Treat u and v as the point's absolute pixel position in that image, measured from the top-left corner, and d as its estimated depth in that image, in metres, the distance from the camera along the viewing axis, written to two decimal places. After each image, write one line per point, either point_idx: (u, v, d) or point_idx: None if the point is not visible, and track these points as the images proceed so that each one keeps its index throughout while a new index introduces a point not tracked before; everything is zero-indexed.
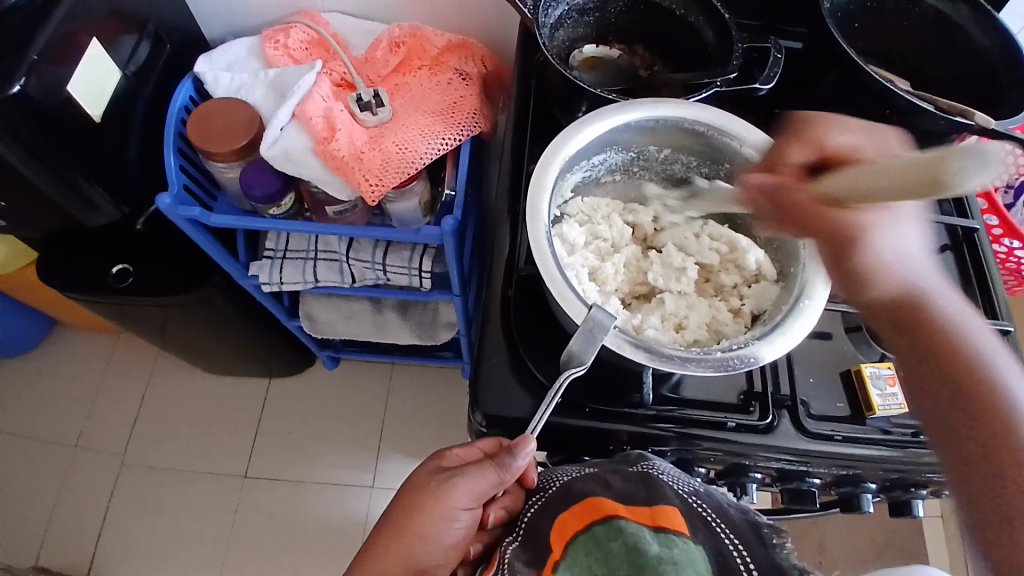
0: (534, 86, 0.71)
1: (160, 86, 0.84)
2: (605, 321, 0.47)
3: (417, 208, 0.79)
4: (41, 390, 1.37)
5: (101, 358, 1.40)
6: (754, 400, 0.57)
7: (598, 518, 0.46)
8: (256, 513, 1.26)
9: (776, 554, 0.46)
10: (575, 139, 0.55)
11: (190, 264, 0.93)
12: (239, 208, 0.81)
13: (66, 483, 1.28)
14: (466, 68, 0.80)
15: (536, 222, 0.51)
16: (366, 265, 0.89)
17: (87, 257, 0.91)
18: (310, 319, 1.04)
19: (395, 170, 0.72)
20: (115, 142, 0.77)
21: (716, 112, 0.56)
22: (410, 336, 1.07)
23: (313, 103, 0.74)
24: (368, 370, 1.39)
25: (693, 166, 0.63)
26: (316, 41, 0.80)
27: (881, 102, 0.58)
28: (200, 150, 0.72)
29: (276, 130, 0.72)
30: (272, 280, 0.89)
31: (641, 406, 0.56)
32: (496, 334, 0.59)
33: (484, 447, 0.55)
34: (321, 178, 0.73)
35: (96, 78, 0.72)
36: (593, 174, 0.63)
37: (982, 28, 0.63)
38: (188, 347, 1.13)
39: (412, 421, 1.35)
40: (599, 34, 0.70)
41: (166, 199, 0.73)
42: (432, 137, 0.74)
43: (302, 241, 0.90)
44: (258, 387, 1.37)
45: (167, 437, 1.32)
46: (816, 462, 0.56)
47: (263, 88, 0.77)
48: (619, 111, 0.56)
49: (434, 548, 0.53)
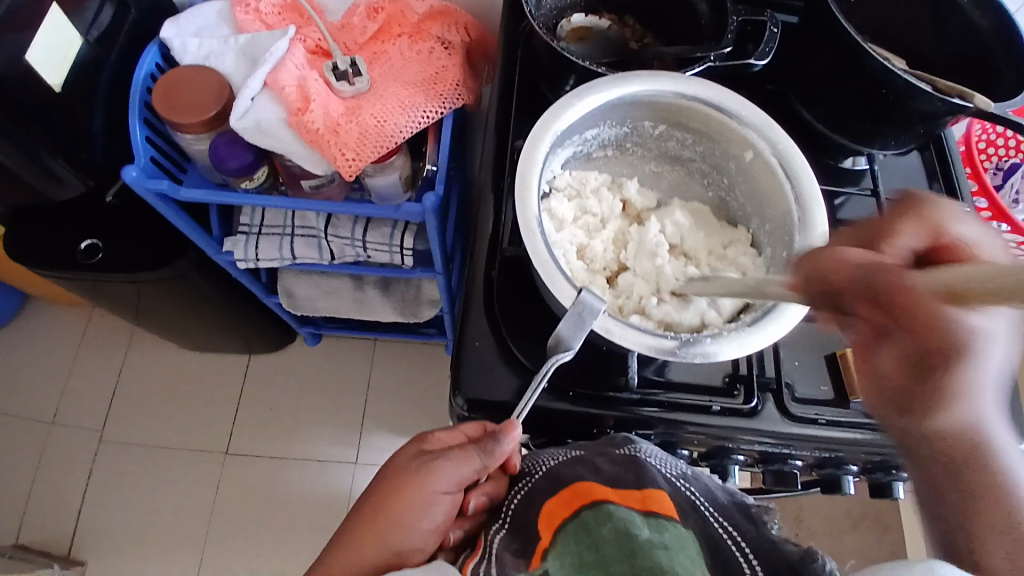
0: (520, 58, 0.68)
1: (125, 51, 0.79)
2: (594, 303, 0.45)
3: (397, 183, 0.76)
4: (13, 367, 1.33)
5: (75, 334, 1.36)
6: (738, 383, 0.57)
7: (587, 503, 0.45)
8: (238, 489, 1.25)
9: (767, 531, 0.44)
10: (566, 113, 0.53)
11: (163, 240, 0.89)
12: (211, 181, 0.78)
13: (42, 460, 1.26)
14: (449, 37, 0.77)
15: (525, 199, 0.49)
16: (345, 241, 0.87)
17: (53, 232, 0.87)
18: (289, 295, 1.02)
19: (374, 144, 0.69)
20: (78, 111, 0.73)
21: (713, 89, 0.54)
22: (392, 313, 1.05)
23: (287, 71, 0.70)
24: (350, 346, 1.37)
25: (688, 144, 0.60)
26: (289, 6, 0.76)
27: (877, 82, 0.56)
28: (168, 120, 0.68)
29: (248, 100, 0.69)
30: (247, 256, 0.86)
31: (626, 390, 0.55)
32: (479, 316, 0.58)
33: (469, 432, 0.55)
34: (294, 151, 0.70)
35: (56, 43, 0.67)
36: (585, 149, 0.61)
37: (981, 7, 0.61)
38: (164, 323, 1.09)
39: (395, 398, 1.34)
40: (589, 3, 0.67)
41: (133, 172, 0.69)
42: (413, 110, 0.71)
43: (278, 217, 0.87)
44: (238, 363, 1.35)
45: (146, 414, 1.30)
46: (800, 445, 0.56)
47: (234, 55, 0.73)
48: (613, 85, 0.54)
49: (413, 532, 0.51)
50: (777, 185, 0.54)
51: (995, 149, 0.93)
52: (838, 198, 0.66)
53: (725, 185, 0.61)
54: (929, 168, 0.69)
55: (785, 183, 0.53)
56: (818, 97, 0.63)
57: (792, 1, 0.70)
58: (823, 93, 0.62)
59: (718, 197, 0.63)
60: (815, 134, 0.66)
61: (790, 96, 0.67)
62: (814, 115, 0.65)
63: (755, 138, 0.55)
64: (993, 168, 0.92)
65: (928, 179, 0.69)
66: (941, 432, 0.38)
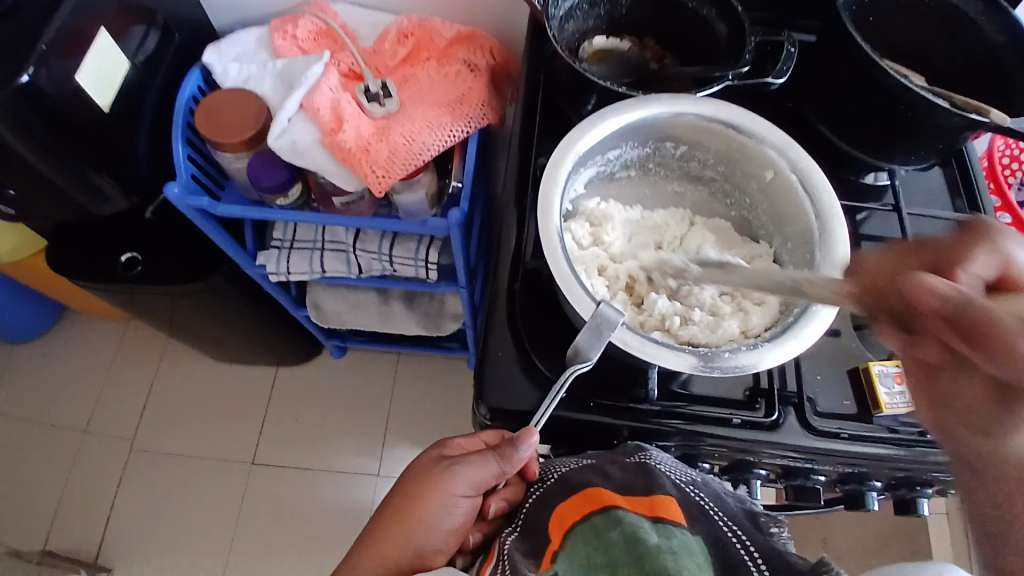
0: (542, 79, 0.70)
1: (169, 76, 0.84)
2: (612, 317, 0.47)
3: (424, 200, 0.79)
4: (52, 377, 1.38)
5: (111, 345, 1.41)
6: (759, 397, 0.57)
7: (596, 509, 0.46)
8: (262, 499, 1.28)
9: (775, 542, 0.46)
10: (588, 135, 0.54)
11: (199, 254, 0.93)
12: (247, 198, 0.81)
13: (77, 467, 1.30)
14: (475, 59, 0.80)
15: (548, 214, 0.51)
16: (373, 255, 0.89)
17: (96, 246, 0.92)
18: (317, 309, 1.05)
19: (403, 162, 0.72)
20: (123, 132, 0.77)
21: (734, 110, 0.56)
22: (416, 326, 1.07)
23: (321, 94, 0.74)
24: (375, 359, 1.40)
25: (709, 164, 0.62)
26: (324, 33, 0.80)
27: (893, 97, 0.57)
28: (210, 140, 0.72)
29: (285, 121, 0.72)
30: (279, 269, 0.90)
31: (646, 401, 0.56)
32: (503, 328, 0.59)
33: (487, 439, 0.58)
34: (328, 169, 0.73)
35: (105, 68, 0.72)
36: (608, 168, 0.62)
37: (996, 23, 0.62)
38: (197, 335, 1.14)
39: (418, 411, 1.35)
40: (609, 26, 0.69)
41: (176, 189, 0.73)
42: (440, 129, 0.74)
43: (309, 232, 0.90)
44: (265, 375, 1.38)
45: (176, 423, 1.34)
46: (823, 460, 0.56)
47: (271, 79, 0.77)
48: (635, 107, 0.56)
49: (434, 533, 0.54)
50: (798, 205, 0.55)
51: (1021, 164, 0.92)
52: (860, 214, 0.66)
53: (747, 205, 0.63)
54: (950, 184, 0.70)
55: (805, 202, 0.54)
56: (836, 114, 0.64)
57: (809, 21, 0.71)
58: (840, 110, 0.63)
59: (740, 216, 0.64)
60: (834, 150, 0.67)
61: (809, 114, 0.68)
62: (832, 131, 0.66)
63: (776, 157, 0.56)
64: (1017, 183, 0.92)
65: (951, 195, 0.69)
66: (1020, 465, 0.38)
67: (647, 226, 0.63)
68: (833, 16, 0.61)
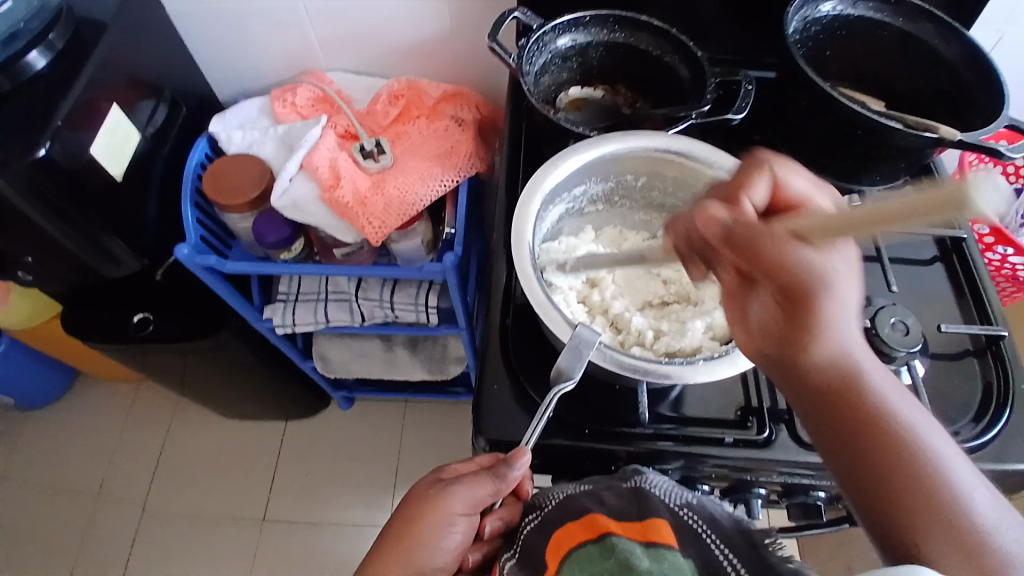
0: (524, 128, 0.75)
1: (177, 145, 0.89)
2: (590, 336, 0.50)
3: (420, 247, 0.83)
4: (64, 443, 1.40)
5: (122, 409, 1.43)
6: (750, 415, 0.59)
7: (592, 536, 0.47)
8: (274, 555, 1.27)
9: (765, 556, 0.47)
10: (554, 173, 0.58)
11: (207, 310, 0.97)
12: (253, 255, 0.86)
13: (89, 533, 1.30)
14: (462, 114, 0.85)
15: (521, 251, 0.54)
16: (374, 302, 0.93)
17: (110, 308, 0.96)
18: (323, 360, 1.07)
19: (398, 213, 0.77)
20: (133, 198, 0.82)
21: (683, 140, 0.60)
22: (421, 372, 1.09)
23: (320, 153, 0.79)
24: (382, 408, 1.41)
25: (669, 191, 0.65)
26: (321, 99, 0.86)
27: (849, 122, 0.62)
28: (216, 203, 0.77)
29: (286, 180, 0.77)
30: (285, 322, 0.93)
31: (638, 425, 0.58)
32: (497, 362, 0.62)
33: (482, 462, 0.58)
34: (327, 224, 0.78)
35: (116, 141, 0.77)
36: (576, 205, 0.66)
37: (950, 41, 0.67)
38: (208, 392, 1.16)
39: (427, 458, 1.36)
40: (584, 76, 0.74)
41: (185, 250, 0.77)
42: (431, 179, 0.79)
43: (313, 284, 0.94)
44: (274, 430, 1.40)
45: (186, 482, 1.35)
46: (822, 474, 0.57)
47: (273, 143, 0.82)
48: (594, 145, 0.59)
49: (434, 552, 0.55)
50: None
51: (995, 175, 0.96)
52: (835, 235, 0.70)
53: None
54: None
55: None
56: (799, 141, 0.69)
57: (768, 59, 0.77)
58: (803, 137, 0.68)
59: None
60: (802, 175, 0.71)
61: (775, 145, 0.72)
62: (798, 158, 0.70)
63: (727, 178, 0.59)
64: None
65: None
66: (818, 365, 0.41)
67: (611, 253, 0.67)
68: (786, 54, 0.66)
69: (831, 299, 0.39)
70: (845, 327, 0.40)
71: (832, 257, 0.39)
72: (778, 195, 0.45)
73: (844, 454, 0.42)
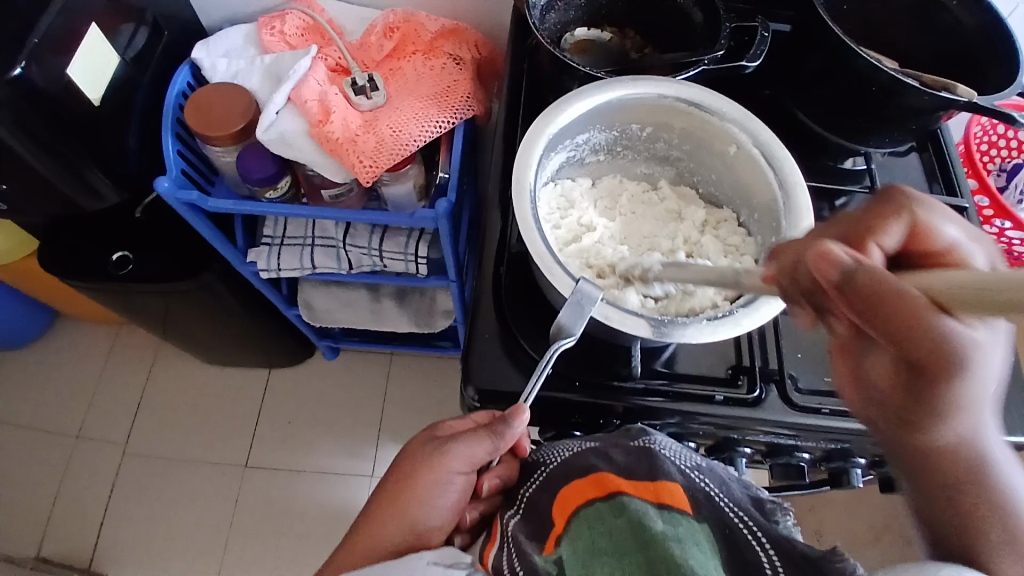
0: (526, 70, 0.72)
1: (158, 74, 0.85)
2: (593, 292, 0.48)
3: (412, 192, 0.80)
4: (42, 383, 1.38)
5: (103, 350, 1.41)
6: (741, 374, 0.58)
7: (602, 495, 0.44)
8: (255, 500, 1.27)
9: (780, 523, 0.44)
10: (559, 117, 0.55)
11: (190, 251, 0.94)
12: (237, 193, 0.82)
13: (68, 473, 1.29)
14: (460, 53, 0.81)
15: (522, 196, 0.52)
16: (362, 250, 0.90)
17: (88, 245, 0.92)
18: (308, 308, 1.05)
19: (390, 152, 0.73)
20: (113, 127, 0.78)
21: (695, 88, 0.57)
22: (408, 324, 1.08)
23: (309, 87, 0.75)
24: (367, 360, 1.40)
25: (674, 144, 0.63)
26: (311, 28, 0.81)
27: (865, 79, 0.59)
28: (199, 134, 0.73)
29: (273, 113, 0.73)
30: (269, 266, 0.90)
31: (629, 379, 0.58)
32: (489, 311, 0.60)
33: (478, 419, 0.57)
34: (316, 160, 0.74)
35: (96, 65, 0.73)
36: (578, 154, 0.64)
37: (969, 4, 0.64)
38: (190, 336, 1.14)
39: (411, 410, 1.36)
40: (591, 18, 0.70)
41: (165, 183, 0.73)
42: (427, 120, 0.75)
43: (299, 228, 0.91)
44: (258, 377, 1.38)
45: (167, 425, 1.34)
46: (806, 436, 0.57)
47: (259, 74, 0.78)
48: (601, 91, 0.56)
49: (431, 510, 0.53)
50: (763, 175, 0.56)
51: (998, 151, 0.94)
52: (840, 198, 0.67)
53: (713, 181, 0.64)
54: (928, 166, 0.71)
55: (770, 172, 0.55)
56: (812, 98, 0.66)
57: (783, 12, 0.73)
58: (816, 94, 0.65)
59: (706, 192, 0.66)
60: (812, 135, 0.69)
61: (786, 101, 0.70)
62: (810, 116, 0.68)
63: (738, 131, 0.57)
64: (996, 170, 0.94)
65: (928, 180, 0.71)
66: (937, 444, 0.40)
67: (610, 206, 0.66)
68: (806, 5, 0.63)
69: (968, 381, 0.34)
70: (976, 410, 0.37)
71: (978, 334, 0.31)
72: (918, 239, 0.37)
73: (942, 494, 0.43)
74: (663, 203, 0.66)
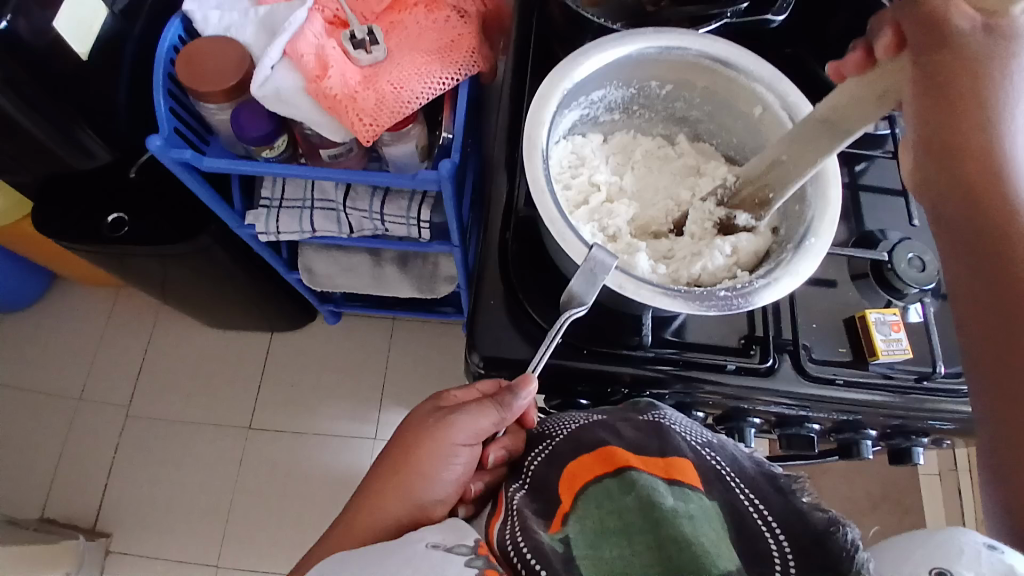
0: (535, 23, 0.68)
1: (148, 25, 0.80)
2: (606, 260, 0.45)
3: (414, 153, 0.77)
4: (44, 345, 1.37)
5: (103, 312, 1.40)
6: (754, 344, 0.57)
7: (611, 470, 0.43)
8: (260, 462, 1.28)
9: (795, 500, 0.42)
10: (574, 71, 0.52)
11: (187, 213, 0.91)
12: (233, 153, 0.80)
13: (73, 435, 1.30)
14: (464, 6, 0.77)
15: (533, 154, 0.49)
16: (363, 213, 0.87)
17: (83, 206, 0.90)
18: (309, 272, 1.03)
19: (391, 111, 0.70)
20: (103, 83, 0.74)
21: (720, 44, 0.54)
22: (410, 289, 1.06)
23: (305, 40, 0.71)
24: (369, 325, 1.39)
25: (694, 103, 0.60)
26: None
27: None
28: (190, 90, 0.70)
29: (267, 68, 0.70)
30: (269, 228, 0.88)
31: (639, 348, 0.56)
32: (494, 278, 0.58)
33: (484, 389, 0.55)
34: (313, 118, 0.71)
35: (85, 16, 0.69)
36: (591, 112, 0.61)
37: None
38: (190, 300, 1.12)
39: (413, 375, 1.35)
40: None
41: (157, 140, 0.70)
42: (430, 77, 0.72)
43: (298, 190, 0.88)
44: (259, 341, 1.37)
45: (168, 388, 1.34)
46: (817, 407, 0.56)
47: (253, 27, 0.74)
48: (618, 44, 0.53)
49: (434, 484, 0.52)
50: None
51: None
52: (860, 163, 0.65)
53: (733, 143, 0.61)
54: None
55: None
56: None
57: None
58: None
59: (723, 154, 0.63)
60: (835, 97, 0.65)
61: (808, 60, 0.66)
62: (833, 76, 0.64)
63: (764, 91, 0.54)
64: None
65: None
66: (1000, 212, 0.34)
67: (624, 167, 0.63)
68: None
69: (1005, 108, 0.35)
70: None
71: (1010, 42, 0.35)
72: None
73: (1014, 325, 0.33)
74: (679, 164, 0.63)
